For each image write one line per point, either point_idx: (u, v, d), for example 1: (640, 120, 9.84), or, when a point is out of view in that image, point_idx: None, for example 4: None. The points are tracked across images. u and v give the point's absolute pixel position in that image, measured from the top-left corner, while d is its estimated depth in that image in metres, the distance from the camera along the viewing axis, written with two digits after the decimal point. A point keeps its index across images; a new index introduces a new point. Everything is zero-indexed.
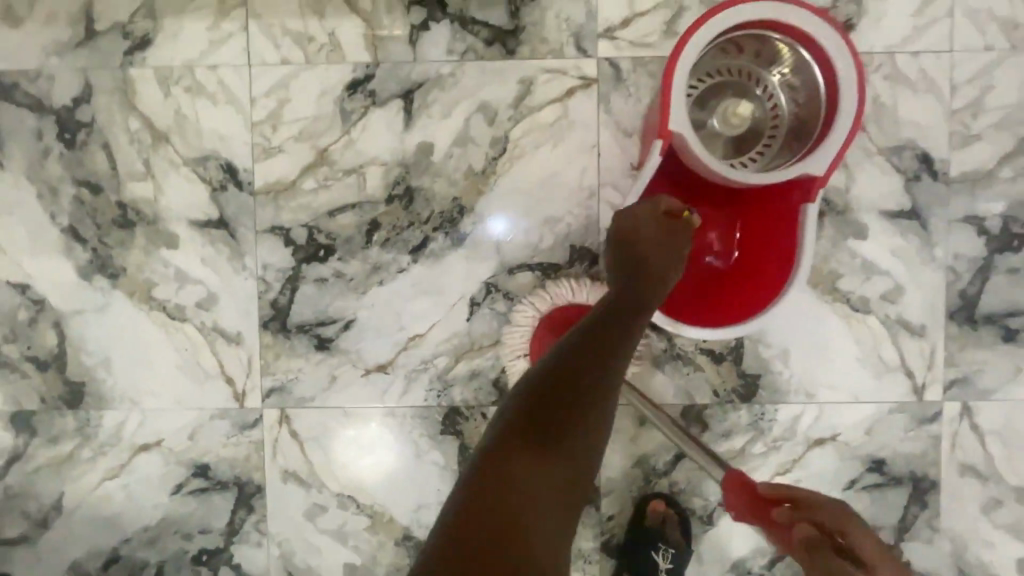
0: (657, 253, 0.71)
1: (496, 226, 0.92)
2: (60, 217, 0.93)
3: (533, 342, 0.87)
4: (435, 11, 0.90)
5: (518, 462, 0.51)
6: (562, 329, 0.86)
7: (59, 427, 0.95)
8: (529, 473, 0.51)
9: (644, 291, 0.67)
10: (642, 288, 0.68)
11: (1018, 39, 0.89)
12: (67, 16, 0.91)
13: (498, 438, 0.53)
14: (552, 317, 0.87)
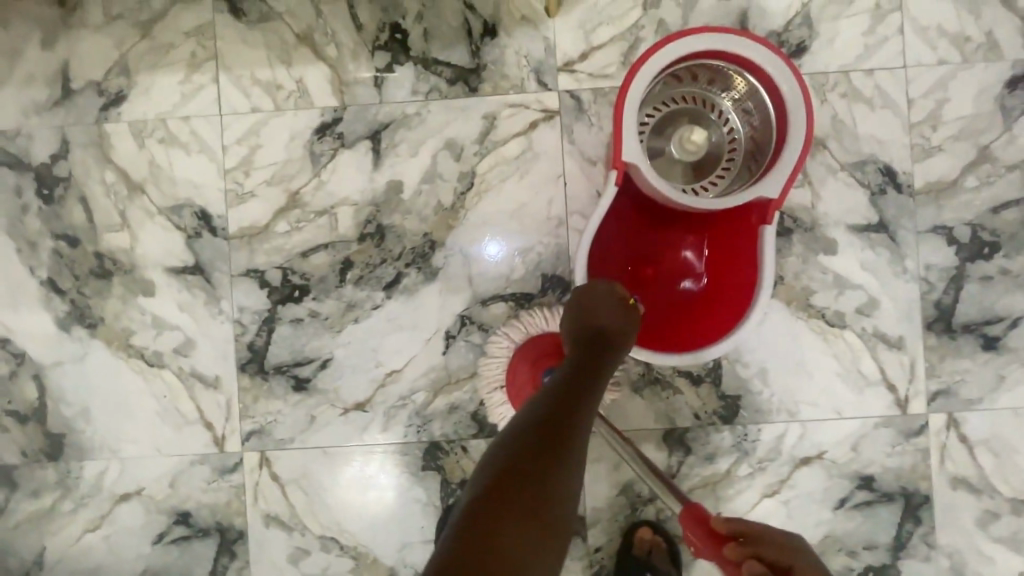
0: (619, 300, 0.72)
1: (490, 252, 0.93)
2: (39, 271, 0.94)
3: (508, 372, 0.87)
4: (398, 55, 0.93)
5: (526, 469, 0.48)
6: (537, 359, 0.86)
7: (39, 479, 0.95)
8: (533, 477, 0.48)
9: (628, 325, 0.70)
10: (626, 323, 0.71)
11: (969, 52, 0.90)
12: (45, 78, 0.95)
13: (507, 451, 0.50)
14: (526, 346, 0.87)
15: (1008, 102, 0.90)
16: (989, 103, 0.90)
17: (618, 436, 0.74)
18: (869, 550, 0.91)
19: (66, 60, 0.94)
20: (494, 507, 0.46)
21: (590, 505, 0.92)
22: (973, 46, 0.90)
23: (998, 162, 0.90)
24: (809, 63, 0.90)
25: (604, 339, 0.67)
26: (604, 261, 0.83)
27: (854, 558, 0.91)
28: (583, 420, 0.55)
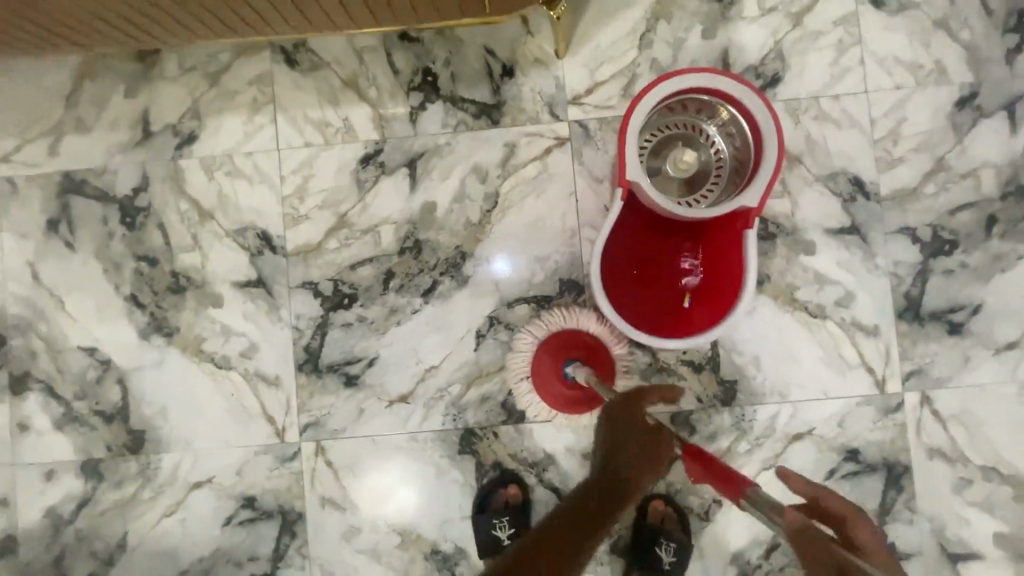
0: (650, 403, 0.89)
1: (502, 265, 1.07)
2: (123, 288, 1.09)
3: (534, 364, 1.00)
4: (430, 94, 1.08)
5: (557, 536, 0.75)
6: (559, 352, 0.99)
7: (122, 471, 1.08)
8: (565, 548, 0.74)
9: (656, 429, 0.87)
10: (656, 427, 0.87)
11: (922, 77, 1.05)
12: (127, 122, 1.10)
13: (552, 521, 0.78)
14: (548, 341, 1.00)
15: (959, 119, 1.05)
16: (942, 120, 1.05)
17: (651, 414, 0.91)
18: None
19: (147, 107, 1.10)
20: (559, 549, 0.74)
21: None
22: (925, 72, 1.05)
23: (953, 171, 1.04)
24: (783, 91, 1.05)
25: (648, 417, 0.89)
26: (614, 266, 0.97)
27: None
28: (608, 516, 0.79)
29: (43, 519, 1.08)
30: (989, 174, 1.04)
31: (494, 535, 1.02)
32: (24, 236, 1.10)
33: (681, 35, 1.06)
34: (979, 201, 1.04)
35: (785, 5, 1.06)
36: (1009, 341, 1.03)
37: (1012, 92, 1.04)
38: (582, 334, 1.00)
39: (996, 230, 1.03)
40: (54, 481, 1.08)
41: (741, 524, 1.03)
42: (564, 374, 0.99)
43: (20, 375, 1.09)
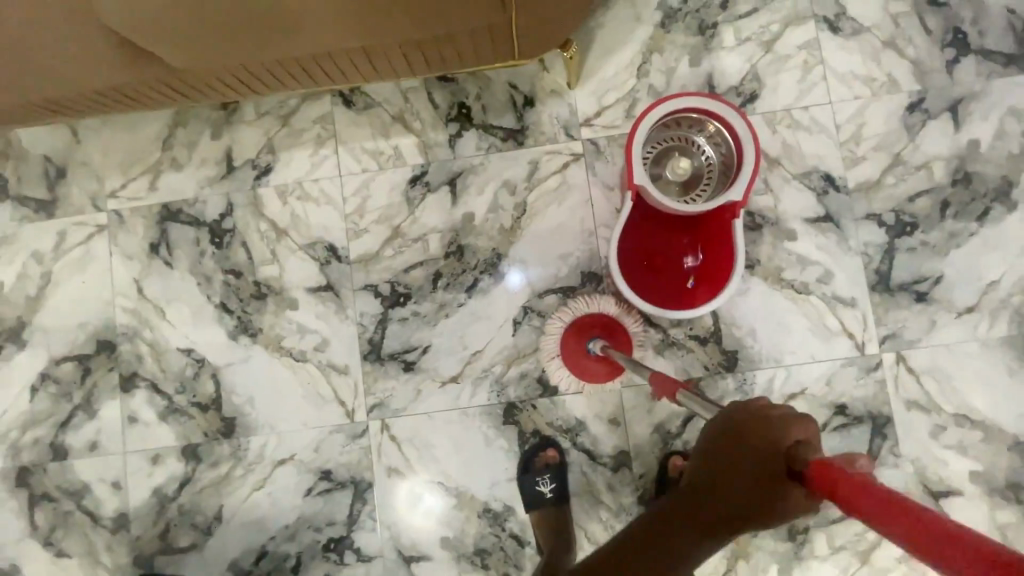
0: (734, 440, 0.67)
1: (515, 277, 1.26)
2: (214, 297, 1.30)
3: (563, 343, 1.19)
4: (465, 124, 1.30)
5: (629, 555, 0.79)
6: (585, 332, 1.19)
7: (217, 453, 1.27)
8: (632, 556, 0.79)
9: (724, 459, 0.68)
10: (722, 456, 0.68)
11: (876, 88, 1.25)
12: (214, 159, 1.32)
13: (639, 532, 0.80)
14: (575, 324, 1.19)
15: (910, 121, 1.24)
16: (896, 122, 1.24)
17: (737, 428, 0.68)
18: None
19: (230, 146, 1.32)
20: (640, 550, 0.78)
21: (633, 442, 1.22)
22: (878, 83, 1.25)
23: (909, 164, 1.23)
24: (760, 106, 1.26)
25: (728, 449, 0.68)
26: (628, 259, 1.16)
27: None
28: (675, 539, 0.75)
29: (150, 497, 1.27)
30: (940, 165, 1.23)
31: (536, 491, 1.18)
32: (130, 258, 1.31)
33: (672, 65, 1.28)
34: (932, 189, 1.23)
35: (757, 35, 1.27)
36: (968, 305, 1.20)
37: (954, 96, 1.24)
38: (603, 316, 1.19)
39: (950, 212, 1.22)
40: (159, 464, 1.27)
41: None
42: (589, 349, 1.18)
43: (129, 375, 1.29)
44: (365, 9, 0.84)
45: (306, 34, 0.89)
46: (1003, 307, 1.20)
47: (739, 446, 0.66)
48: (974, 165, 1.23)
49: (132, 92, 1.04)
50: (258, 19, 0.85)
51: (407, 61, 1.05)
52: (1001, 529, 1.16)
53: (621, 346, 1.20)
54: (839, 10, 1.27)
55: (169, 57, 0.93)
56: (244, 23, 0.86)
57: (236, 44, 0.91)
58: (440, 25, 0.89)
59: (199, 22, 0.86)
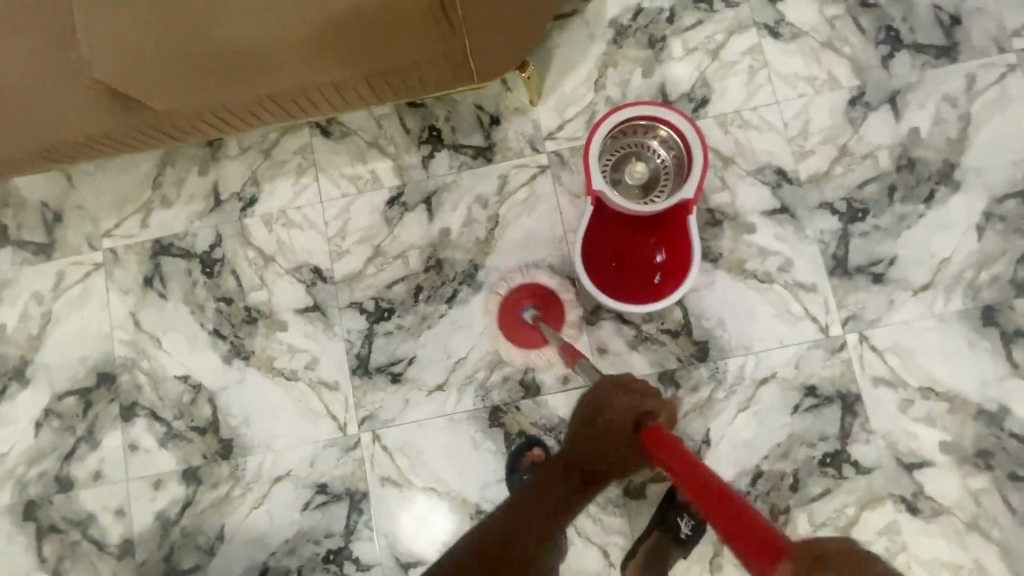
0: (615, 413, 0.80)
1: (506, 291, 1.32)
2: (207, 324, 1.36)
3: (499, 320, 1.29)
4: (437, 145, 1.37)
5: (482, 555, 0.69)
6: (516, 305, 1.28)
7: (216, 474, 1.31)
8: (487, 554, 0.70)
9: (595, 425, 0.81)
10: (596, 423, 0.81)
11: (818, 86, 1.34)
12: (202, 194, 1.39)
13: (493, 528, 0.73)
14: (508, 298, 1.29)
15: (852, 114, 1.32)
16: (840, 117, 1.32)
17: (613, 399, 0.81)
18: (824, 441, 1.23)
19: (216, 181, 1.40)
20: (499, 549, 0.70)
21: None
22: (820, 81, 1.34)
23: (855, 155, 1.31)
24: (712, 110, 1.34)
25: (610, 413, 0.81)
26: (597, 262, 1.22)
27: (814, 448, 1.23)
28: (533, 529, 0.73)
29: (154, 522, 1.31)
30: (884, 153, 1.31)
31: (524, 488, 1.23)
32: (126, 292, 1.38)
33: (626, 78, 1.37)
34: (879, 176, 1.30)
35: (704, 45, 1.36)
36: (924, 283, 1.26)
37: (891, 88, 1.33)
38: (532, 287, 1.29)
39: (897, 196, 1.29)
40: (162, 489, 1.32)
41: (727, 459, 1.24)
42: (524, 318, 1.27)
43: (129, 405, 1.34)
44: (329, 39, 0.92)
45: (304, 59, 0.95)
46: (956, 282, 1.26)
47: (608, 411, 0.81)
48: (915, 150, 1.30)
49: (131, 128, 1.08)
50: (258, 48, 0.93)
51: (381, 92, 1.11)
52: (975, 496, 1.20)
53: (553, 318, 1.28)
54: (778, 17, 1.36)
55: (158, 100, 0.99)
56: (250, 40, 0.92)
57: (212, 85, 0.97)
58: (402, 56, 0.97)
59: (179, 60, 0.93)
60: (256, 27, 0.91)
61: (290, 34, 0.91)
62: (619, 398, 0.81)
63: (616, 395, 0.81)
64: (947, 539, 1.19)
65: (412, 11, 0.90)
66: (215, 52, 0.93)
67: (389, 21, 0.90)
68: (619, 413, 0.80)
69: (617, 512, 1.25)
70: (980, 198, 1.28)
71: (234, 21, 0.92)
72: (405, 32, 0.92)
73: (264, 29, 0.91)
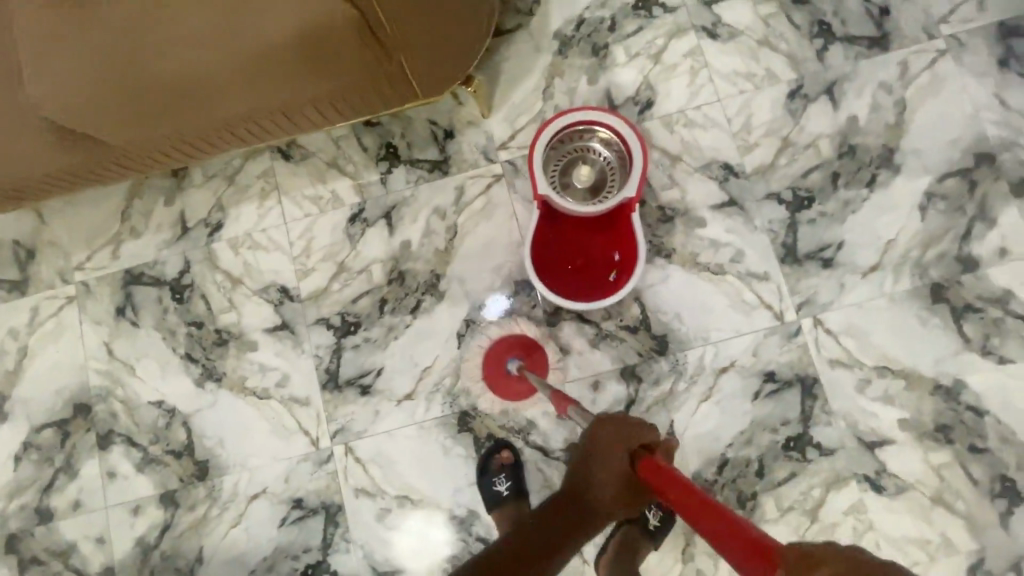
0: (610, 451, 0.88)
1: (494, 304, 1.34)
2: (179, 349, 1.39)
3: (485, 368, 1.31)
4: (394, 161, 1.42)
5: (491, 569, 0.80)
6: (501, 353, 1.30)
7: (193, 496, 1.33)
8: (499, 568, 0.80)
9: (592, 465, 0.89)
10: (593, 461, 0.89)
11: (758, 82, 1.38)
12: (169, 223, 1.43)
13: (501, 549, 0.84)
14: (491, 348, 1.31)
15: (793, 107, 1.37)
16: (781, 110, 1.37)
17: (611, 440, 0.89)
18: (785, 425, 1.25)
19: (182, 209, 1.43)
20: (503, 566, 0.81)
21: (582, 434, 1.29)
22: (759, 77, 1.38)
23: (798, 145, 1.35)
24: (657, 111, 1.39)
25: (608, 449, 0.89)
26: (553, 265, 1.25)
27: (777, 433, 1.25)
28: (539, 550, 0.84)
29: (134, 547, 1.33)
30: (825, 142, 1.35)
31: (494, 489, 1.25)
32: (98, 323, 1.41)
33: (573, 85, 1.41)
34: (822, 164, 1.34)
35: (645, 49, 1.41)
36: (872, 264, 1.30)
37: (828, 80, 1.37)
38: (514, 336, 1.31)
39: (841, 182, 1.33)
40: (140, 514, 1.33)
41: (692, 449, 1.26)
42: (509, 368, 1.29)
43: (105, 433, 1.37)
44: (286, 58, 0.95)
45: (290, 66, 0.96)
46: (904, 261, 1.29)
47: (606, 452, 0.89)
48: (855, 137, 1.34)
49: (120, 146, 1.10)
50: (245, 59, 0.94)
51: (357, 104, 1.14)
52: (936, 471, 1.22)
53: (537, 365, 1.29)
54: (715, 19, 1.41)
55: (150, 115, 1.02)
56: (237, 52, 0.94)
57: (193, 100, 1.00)
58: (359, 71, 1.01)
59: (149, 84, 0.97)
60: (237, 42, 0.93)
61: (281, 40, 0.92)
62: (617, 439, 0.89)
63: (610, 435, 0.90)
64: (913, 515, 1.21)
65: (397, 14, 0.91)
66: (174, 78, 0.96)
67: (367, 28, 0.91)
68: (613, 450, 0.88)
69: None
70: (920, 179, 1.32)
71: (168, 56, 0.95)
72: (381, 37, 0.94)
73: (251, 38, 0.93)
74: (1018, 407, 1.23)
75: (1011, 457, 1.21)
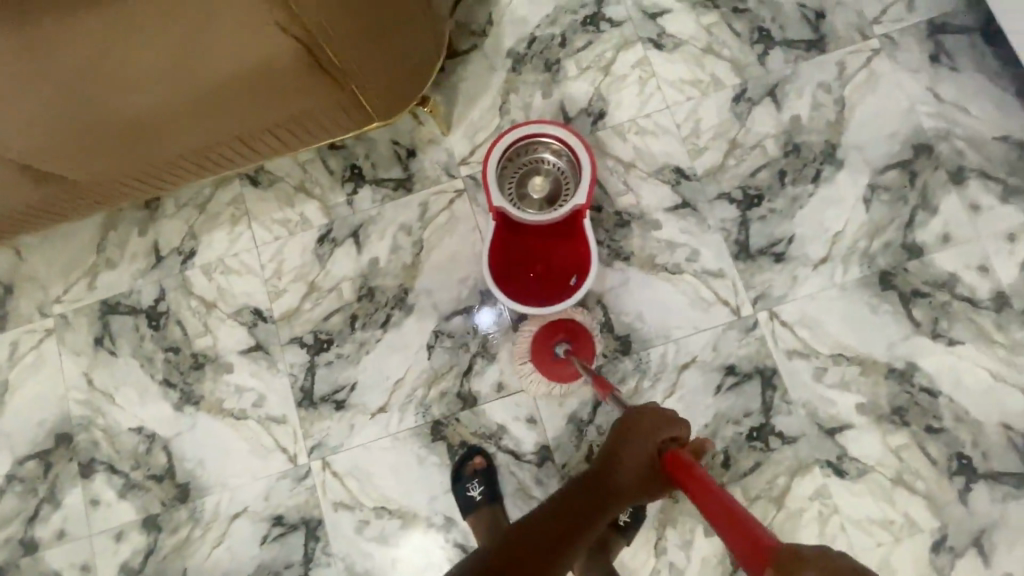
0: (644, 437, 0.91)
1: (484, 314, 1.38)
2: (157, 375, 1.42)
3: (531, 350, 1.30)
4: (359, 182, 1.46)
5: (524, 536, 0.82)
6: (548, 337, 1.30)
7: (176, 519, 1.35)
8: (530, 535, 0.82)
9: (624, 448, 0.92)
10: (624, 445, 0.92)
11: (704, 88, 1.44)
12: (143, 252, 1.47)
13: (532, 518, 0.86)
14: (540, 331, 1.30)
15: (738, 110, 1.43)
16: (727, 113, 1.43)
17: (646, 429, 0.92)
18: (748, 416, 1.29)
19: (156, 238, 1.48)
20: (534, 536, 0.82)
21: (552, 436, 1.33)
22: (705, 83, 1.44)
23: (745, 146, 1.41)
24: (609, 121, 1.44)
25: (643, 437, 0.92)
26: (515, 273, 1.30)
27: (740, 424, 1.29)
28: (571, 522, 0.86)
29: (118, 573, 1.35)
30: (771, 142, 1.41)
31: (467, 495, 1.28)
32: (77, 353, 1.44)
33: (528, 100, 1.47)
34: (769, 163, 1.40)
35: (595, 63, 1.47)
36: (822, 256, 1.35)
37: (770, 83, 1.43)
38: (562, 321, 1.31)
39: (788, 179, 1.38)
40: (124, 540, 1.36)
41: None
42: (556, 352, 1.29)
43: (87, 461, 1.39)
44: (241, 91, 1.00)
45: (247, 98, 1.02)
46: (851, 252, 1.34)
47: (640, 438, 0.92)
48: (799, 136, 1.40)
49: (94, 180, 1.15)
50: (202, 97, 0.99)
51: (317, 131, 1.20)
52: (896, 452, 1.26)
53: (584, 353, 1.30)
54: (659, 30, 1.47)
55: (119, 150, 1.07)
56: (192, 93, 0.97)
57: (159, 135, 1.06)
58: (314, 96, 1.06)
59: (113, 126, 1.01)
60: (187, 83, 0.96)
61: (234, 77, 0.96)
62: (651, 430, 0.92)
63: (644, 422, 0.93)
64: (875, 497, 1.25)
65: (346, 42, 0.96)
66: (135, 120, 1.00)
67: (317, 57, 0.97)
68: (645, 437, 0.91)
69: None
70: (863, 172, 1.38)
71: (114, 96, 0.95)
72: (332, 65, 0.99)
73: (204, 80, 0.96)
74: (970, 386, 1.27)
75: (966, 435, 1.25)
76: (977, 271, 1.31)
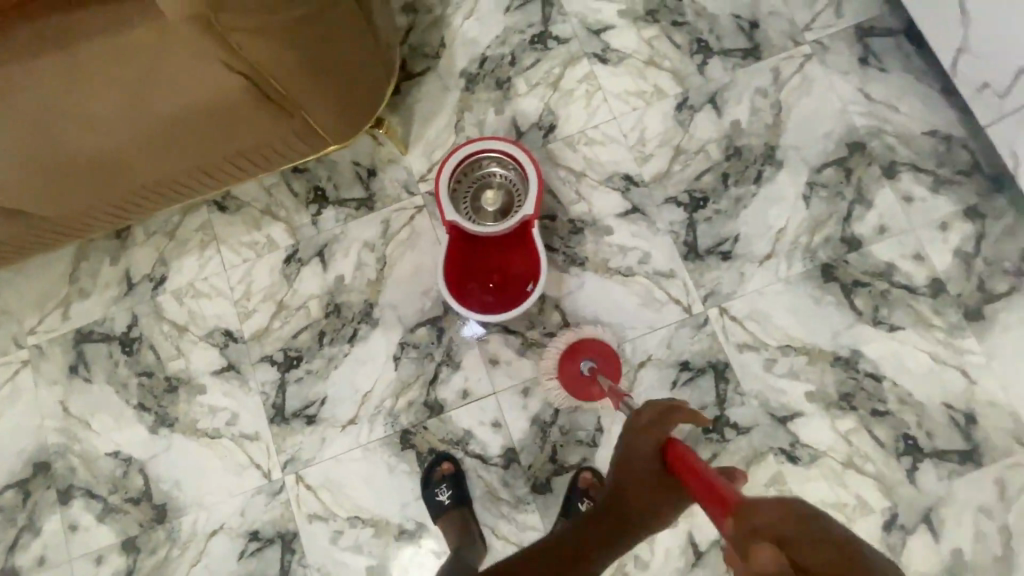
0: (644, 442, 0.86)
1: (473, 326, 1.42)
2: (132, 400, 1.45)
3: (559, 366, 1.32)
4: (322, 203, 1.52)
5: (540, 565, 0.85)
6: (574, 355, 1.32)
7: (154, 540, 1.38)
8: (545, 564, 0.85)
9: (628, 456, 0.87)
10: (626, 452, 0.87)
11: (647, 98, 1.51)
12: (115, 281, 1.52)
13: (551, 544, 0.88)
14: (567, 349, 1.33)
15: (681, 118, 1.50)
16: (670, 121, 1.50)
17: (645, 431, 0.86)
18: (703, 410, 1.35)
19: (128, 267, 1.52)
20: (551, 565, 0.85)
21: (518, 439, 1.37)
22: (648, 94, 1.52)
23: (689, 152, 1.48)
24: (560, 133, 1.51)
25: (643, 442, 0.86)
26: (473, 284, 1.35)
27: None
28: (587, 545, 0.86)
29: None
30: (713, 146, 1.47)
31: (437, 500, 1.32)
32: (53, 383, 1.47)
33: (482, 117, 1.54)
34: (712, 167, 1.46)
35: (544, 79, 1.54)
36: (766, 253, 1.41)
37: (710, 91, 1.51)
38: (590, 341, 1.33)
39: (731, 181, 1.45)
40: (103, 563, 1.38)
41: None
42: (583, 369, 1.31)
43: (65, 488, 1.42)
44: (197, 124, 1.05)
45: (204, 131, 1.07)
46: (794, 247, 1.41)
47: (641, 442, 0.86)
48: (740, 139, 1.47)
49: (64, 215, 1.20)
50: (160, 132, 1.05)
51: (278, 158, 1.25)
52: (845, 437, 1.31)
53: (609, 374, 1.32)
54: (603, 46, 1.55)
55: (84, 186, 1.12)
56: (152, 127, 1.03)
57: (122, 170, 1.11)
58: (269, 125, 1.12)
59: (78, 163, 1.07)
60: (147, 117, 1.02)
61: (189, 110, 1.02)
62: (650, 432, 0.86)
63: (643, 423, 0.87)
64: (827, 480, 1.30)
65: (293, 71, 1.02)
66: (99, 157, 1.06)
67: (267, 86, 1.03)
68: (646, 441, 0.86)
69: (529, 509, 1.35)
70: (802, 171, 1.45)
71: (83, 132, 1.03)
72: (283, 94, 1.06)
73: (162, 115, 1.02)
74: (912, 369, 1.33)
75: (911, 416, 1.31)
76: (913, 259, 1.38)
